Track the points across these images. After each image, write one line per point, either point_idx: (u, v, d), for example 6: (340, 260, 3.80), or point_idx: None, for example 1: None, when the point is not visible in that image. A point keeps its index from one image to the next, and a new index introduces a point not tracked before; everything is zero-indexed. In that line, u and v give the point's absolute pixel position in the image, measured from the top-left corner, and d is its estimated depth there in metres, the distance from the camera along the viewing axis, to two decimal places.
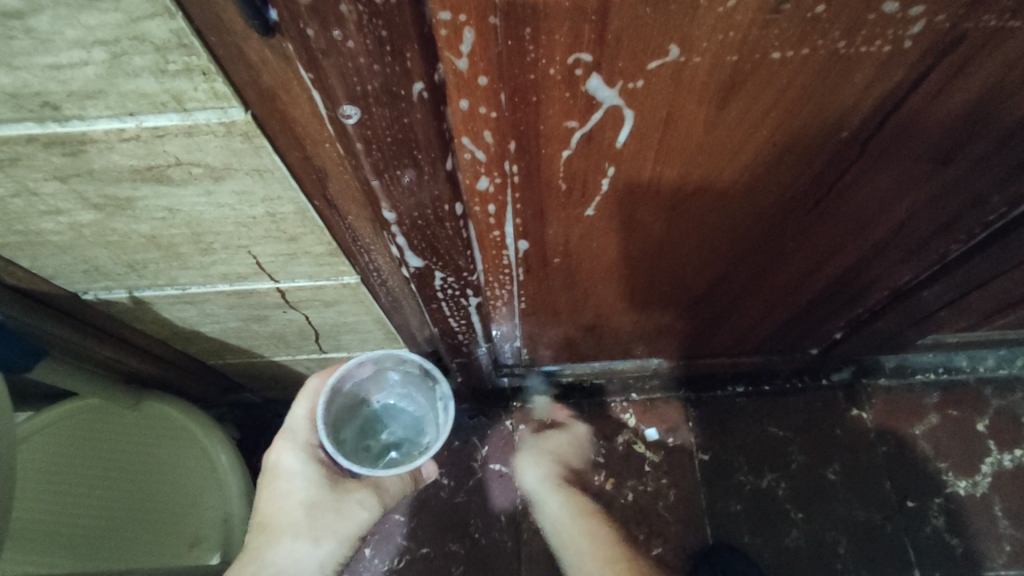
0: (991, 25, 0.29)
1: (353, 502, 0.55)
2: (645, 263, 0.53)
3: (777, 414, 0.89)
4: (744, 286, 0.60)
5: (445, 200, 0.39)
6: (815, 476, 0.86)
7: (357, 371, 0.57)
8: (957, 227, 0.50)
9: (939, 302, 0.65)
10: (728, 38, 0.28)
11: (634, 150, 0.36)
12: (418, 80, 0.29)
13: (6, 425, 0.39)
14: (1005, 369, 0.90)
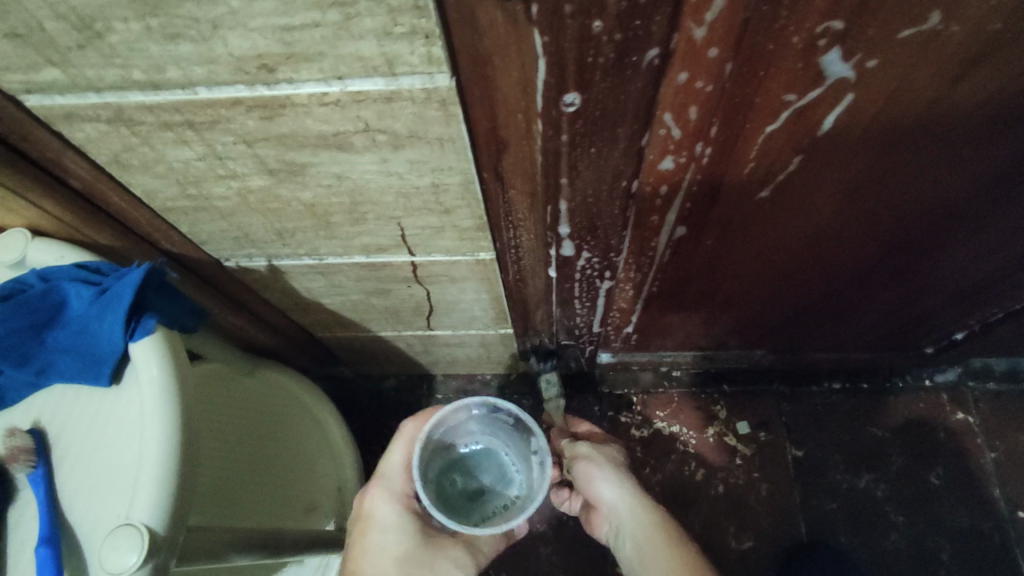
0: None
1: (449, 562, 0.49)
2: (790, 255, 0.51)
3: (878, 414, 0.86)
4: (879, 285, 0.57)
5: (627, 177, 0.39)
6: (917, 479, 0.83)
7: (453, 415, 0.52)
8: None
9: None
10: (1000, 4, 0.26)
11: (840, 129, 0.34)
12: (655, 47, 0.29)
13: (186, 375, 0.40)
14: None
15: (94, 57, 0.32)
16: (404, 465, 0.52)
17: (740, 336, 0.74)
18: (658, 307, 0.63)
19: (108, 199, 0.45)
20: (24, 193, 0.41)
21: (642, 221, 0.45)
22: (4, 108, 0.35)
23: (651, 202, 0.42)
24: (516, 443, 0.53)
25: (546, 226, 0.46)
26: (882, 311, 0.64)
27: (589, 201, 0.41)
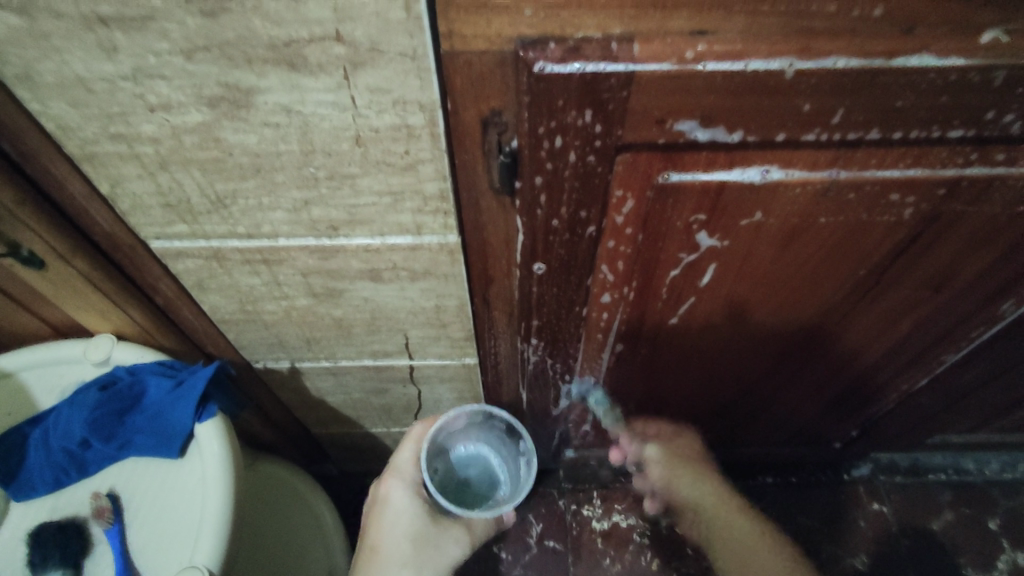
0: (957, 209, 0.44)
1: (451, 540, 0.59)
2: (703, 363, 0.66)
3: (806, 504, 0.99)
4: (775, 387, 0.72)
5: (579, 304, 0.54)
6: (846, 566, 0.93)
7: (453, 420, 0.64)
8: (949, 346, 0.62)
9: (938, 406, 0.77)
10: (793, 208, 0.44)
11: (718, 275, 0.51)
12: (592, 225, 0.45)
13: (235, 441, 0.52)
14: (1009, 473, 1.00)
15: (215, 219, 0.47)
16: (413, 459, 0.63)
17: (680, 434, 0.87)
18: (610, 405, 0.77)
19: (180, 313, 0.58)
20: (119, 306, 0.54)
21: (592, 336, 0.60)
22: (134, 247, 0.49)
23: (597, 323, 0.58)
24: (505, 445, 0.67)
25: (520, 338, 0.60)
26: (787, 409, 0.78)
27: (551, 320, 0.56)
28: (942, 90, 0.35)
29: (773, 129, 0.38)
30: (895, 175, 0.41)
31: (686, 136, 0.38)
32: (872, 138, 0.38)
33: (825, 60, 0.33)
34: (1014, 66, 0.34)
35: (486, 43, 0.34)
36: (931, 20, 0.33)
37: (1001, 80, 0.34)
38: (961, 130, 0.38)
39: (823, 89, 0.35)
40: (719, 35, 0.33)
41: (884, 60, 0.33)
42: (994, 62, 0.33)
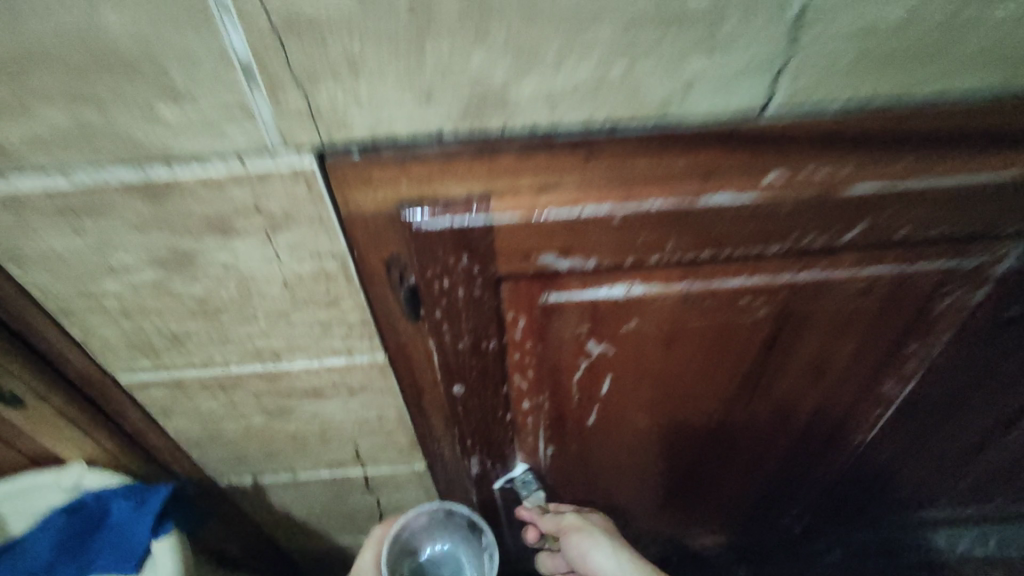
0: (807, 306, 0.50)
1: None
2: (634, 454, 0.70)
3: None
4: (713, 471, 0.75)
5: (502, 408, 0.60)
6: None
7: (415, 519, 0.66)
8: (856, 420, 0.66)
9: (880, 476, 0.79)
10: (662, 315, 0.50)
11: (618, 373, 0.57)
12: (493, 340, 0.52)
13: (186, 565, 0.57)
14: (980, 548, 0.99)
15: (173, 353, 0.54)
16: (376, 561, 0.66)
17: (638, 526, 0.89)
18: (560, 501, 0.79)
19: (148, 437, 0.64)
20: (92, 435, 0.60)
21: (523, 435, 0.65)
22: (106, 382, 0.57)
23: (525, 424, 0.63)
24: (469, 540, 0.69)
25: (457, 441, 0.65)
26: (733, 493, 0.80)
27: (481, 425, 0.62)
28: (750, 218, 0.42)
29: (621, 256, 0.45)
30: (740, 283, 0.48)
31: (550, 265, 0.45)
32: (706, 256, 0.45)
33: (645, 203, 0.41)
34: (796, 197, 0.41)
35: (375, 207, 0.42)
36: (725, 168, 0.41)
37: (792, 207, 0.42)
38: (780, 246, 0.45)
39: (650, 224, 0.42)
40: (557, 190, 0.41)
41: (691, 200, 0.41)
42: (779, 195, 0.41)
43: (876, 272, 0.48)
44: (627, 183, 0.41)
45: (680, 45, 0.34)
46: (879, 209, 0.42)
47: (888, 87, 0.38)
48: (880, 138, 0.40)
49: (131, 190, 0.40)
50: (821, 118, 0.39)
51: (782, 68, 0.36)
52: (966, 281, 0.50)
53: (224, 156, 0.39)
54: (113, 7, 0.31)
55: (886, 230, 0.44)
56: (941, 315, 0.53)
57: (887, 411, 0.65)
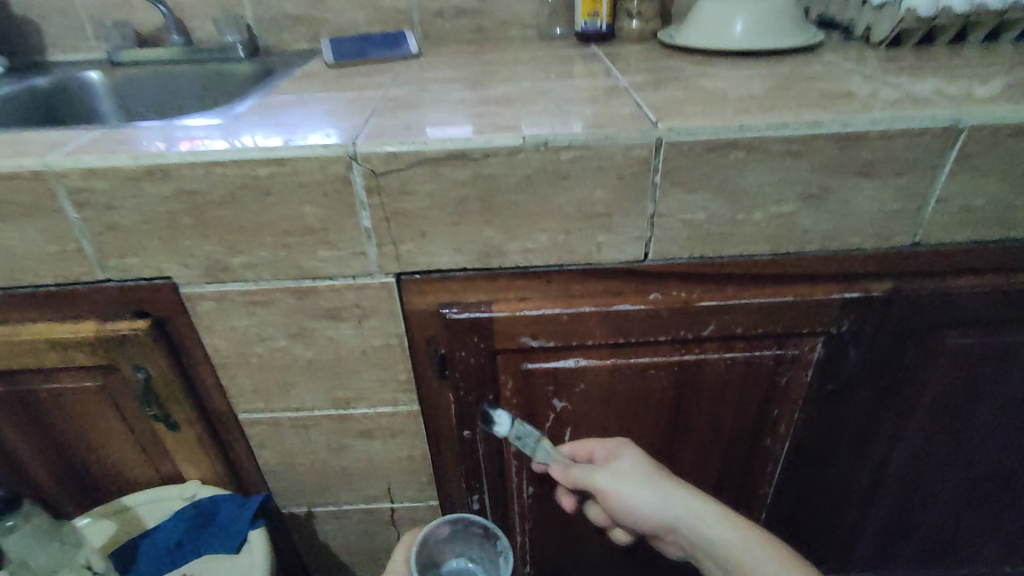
0: (695, 378, 0.77)
1: None
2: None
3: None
4: None
5: (495, 452, 0.85)
6: None
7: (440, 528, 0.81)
8: (758, 477, 0.89)
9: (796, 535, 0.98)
10: (600, 381, 0.77)
11: (575, 426, 0.82)
12: (490, 396, 0.79)
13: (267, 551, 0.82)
14: None
15: (279, 399, 0.81)
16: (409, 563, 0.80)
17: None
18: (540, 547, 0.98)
19: (243, 466, 0.88)
20: (209, 459, 0.85)
21: (510, 476, 0.88)
22: (230, 419, 0.83)
23: (512, 466, 0.87)
24: (487, 551, 0.82)
25: (463, 479, 0.89)
26: None
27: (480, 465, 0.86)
28: (644, 319, 0.71)
29: (570, 338, 0.73)
30: (647, 360, 0.75)
31: (527, 344, 0.73)
32: (622, 341, 0.74)
33: (579, 308, 0.71)
34: (669, 307, 0.71)
35: (426, 304, 0.72)
36: (628, 288, 0.71)
37: (667, 313, 0.71)
38: (667, 335, 0.73)
39: (584, 320, 0.71)
40: (532, 298, 0.72)
41: (607, 306, 0.71)
42: (658, 306, 0.71)
43: (733, 356, 0.75)
44: (570, 296, 0.71)
45: (592, 228, 0.67)
46: (722, 315, 0.71)
47: (711, 248, 0.68)
48: (714, 274, 0.70)
49: (290, 290, 0.71)
50: (679, 263, 0.69)
51: (649, 237, 0.67)
52: (796, 364, 0.77)
53: (347, 275, 0.70)
54: (314, 206, 0.65)
55: (731, 329, 0.73)
56: (789, 389, 0.79)
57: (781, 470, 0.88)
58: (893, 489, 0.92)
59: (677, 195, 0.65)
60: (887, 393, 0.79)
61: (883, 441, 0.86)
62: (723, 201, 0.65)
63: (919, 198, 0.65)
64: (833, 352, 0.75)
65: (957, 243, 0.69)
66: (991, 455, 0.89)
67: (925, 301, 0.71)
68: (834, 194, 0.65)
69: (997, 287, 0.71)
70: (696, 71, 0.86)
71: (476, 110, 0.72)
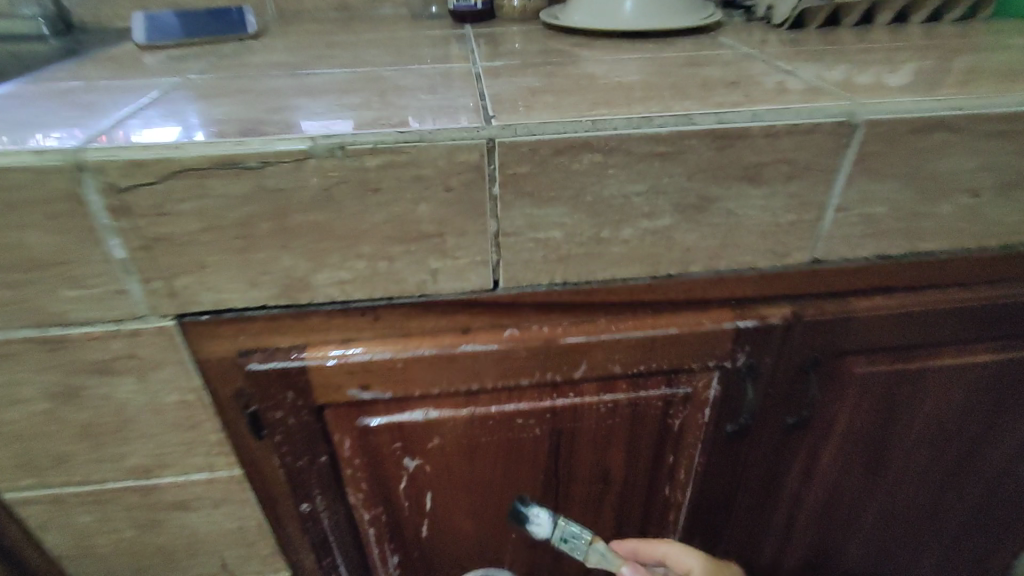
0: (569, 425, 0.64)
1: None
2: (472, 562, 0.78)
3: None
4: None
5: (343, 519, 0.69)
6: None
7: None
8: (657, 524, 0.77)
9: None
10: (456, 435, 0.64)
11: (435, 483, 0.68)
12: (323, 456, 0.63)
13: None
14: None
15: (53, 470, 0.63)
16: None
17: None
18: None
19: (24, 551, 0.70)
20: None
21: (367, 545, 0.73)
22: None
23: (368, 534, 0.72)
24: None
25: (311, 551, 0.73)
26: None
27: (324, 537, 0.70)
28: (499, 361, 0.58)
29: (410, 387, 0.59)
30: (510, 408, 0.62)
31: (356, 398, 0.59)
32: (473, 388, 0.60)
33: (417, 349, 0.57)
34: (527, 346, 0.58)
35: (222, 352, 0.56)
36: (478, 324, 0.58)
37: (525, 353, 0.58)
38: (530, 379, 0.60)
39: (424, 364, 0.58)
40: (359, 340, 0.57)
41: (451, 347, 0.57)
42: (513, 345, 0.58)
43: (614, 398, 0.63)
44: (406, 335, 0.57)
45: (420, 252, 0.53)
46: (592, 352, 0.59)
47: (574, 271, 0.55)
48: (580, 304, 0.57)
49: (35, 340, 0.54)
50: (538, 290, 0.56)
51: (496, 261, 0.54)
52: (688, 404, 0.64)
53: (109, 319, 0.54)
54: (39, 231, 0.48)
55: (605, 367, 0.60)
56: (682, 431, 0.67)
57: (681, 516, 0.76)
58: (809, 523, 0.82)
59: (523, 209, 0.51)
60: (793, 430, 0.68)
61: (793, 480, 0.75)
62: (582, 215, 0.52)
63: (814, 207, 0.54)
64: (729, 389, 0.63)
65: (862, 259, 0.58)
66: (910, 487, 0.79)
67: (826, 328, 0.60)
68: (717, 205, 0.53)
69: (906, 309, 0.61)
70: (572, 54, 0.72)
71: (274, 100, 0.56)
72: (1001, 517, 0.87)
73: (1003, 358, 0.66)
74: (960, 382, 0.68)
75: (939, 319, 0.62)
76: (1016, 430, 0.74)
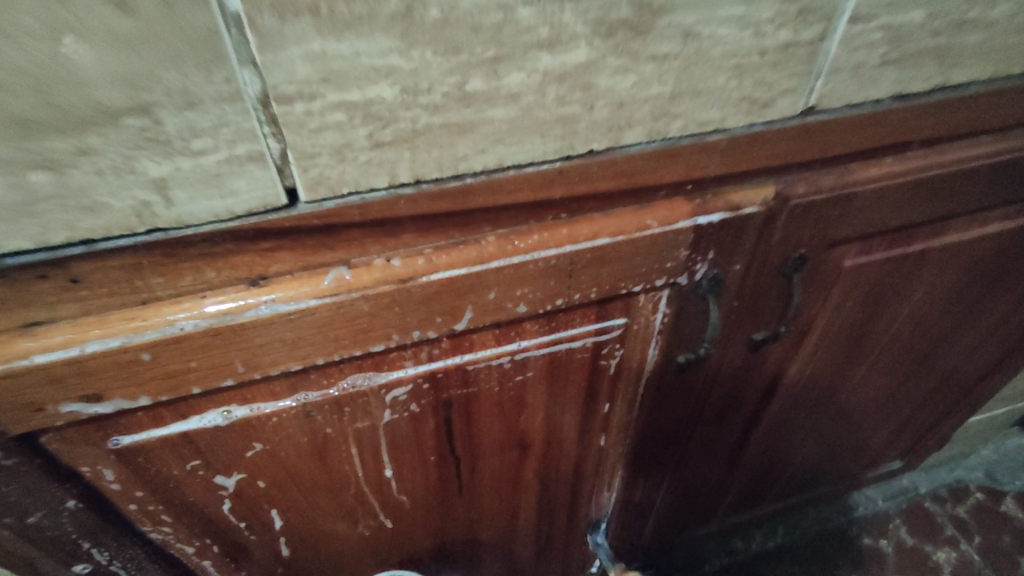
0: (461, 393, 0.43)
1: None
2: (363, 563, 0.59)
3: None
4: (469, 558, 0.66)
5: (145, 560, 0.46)
6: None
7: None
8: (592, 473, 0.60)
9: (653, 503, 0.74)
10: (287, 432, 0.41)
11: (271, 494, 0.46)
12: (70, 498, 0.39)
13: None
14: (773, 542, 0.99)
15: None
16: None
17: None
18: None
19: None
20: None
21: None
22: None
23: (201, 566, 0.50)
24: None
25: None
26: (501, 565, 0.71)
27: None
28: (327, 324, 0.34)
29: (181, 387, 0.34)
30: (365, 383, 0.40)
31: (85, 414, 0.34)
32: (295, 369, 0.36)
33: (174, 324, 0.31)
34: (373, 294, 0.34)
35: None
36: (277, 268, 0.33)
37: (373, 306, 0.34)
38: (389, 341, 0.37)
39: (194, 348, 0.33)
40: (52, 322, 0.30)
41: (236, 313, 0.32)
42: (346, 295, 0.33)
43: (523, 345, 0.42)
44: (148, 303, 0.31)
45: (117, 147, 0.26)
46: (482, 287, 0.36)
47: (433, 157, 0.31)
48: (453, 214, 0.34)
49: None
50: (373, 198, 0.32)
51: (281, 153, 0.29)
52: (628, 338, 0.45)
53: None
54: None
55: (506, 308, 0.38)
56: (621, 372, 0.48)
57: (622, 456, 0.60)
58: (767, 435, 0.70)
59: (309, 41, 0.25)
60: (762, 348, 0.52)
61: (753, 400, 0.60)
62: (430, 50, 0.27)
63: (822, 14, 0.33)
64: (684, 311, 0.44)
65: (871, 103, 0.38)
66: (877, 381, 0.68)
67: (819, 213, 0.41)
68: (666, 18, 0.30)
69: (922, 171, 0.42)
70: None
71: None
72: (956, 393, 0.79)
73: (1014, 225, 0.51)
74: (959, 260, 0.53)
75: (957, 184, 0.45)
76: (1001, 305, 0.63)
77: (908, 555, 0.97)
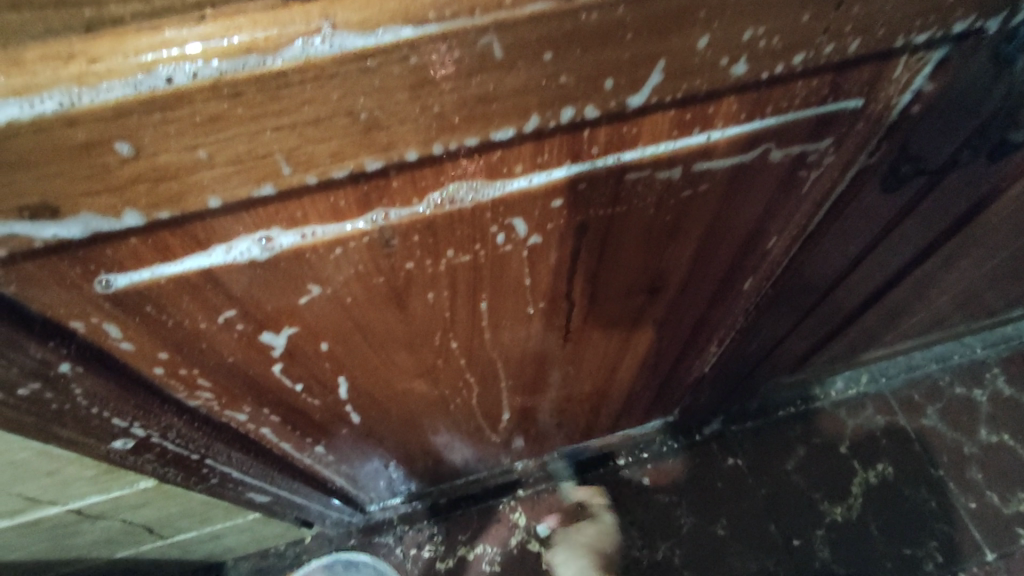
0: (602, 213, 0.30)
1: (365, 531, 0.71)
2: (439, 419, 0.51)
3: (660, 481, 0.87)
4: (552, 409, 0.58)
5: (188, 428, 0.37)
6: (705, 537, 0.83)
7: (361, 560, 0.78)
8: (716, 319, 0.49)
9: (759, 352, 0.64)
10: (360, 271, 0.28)
11: (338, 351, 0.35)
12: (63, 362, 0.27)
13: None
14: (854, 390, 0.91)
15: None
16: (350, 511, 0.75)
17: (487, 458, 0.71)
18: (369, 470, 0.61)
19: None
20: None
21: (266, 440, 0.44)
22: None
23: (259, 430, 0.42)
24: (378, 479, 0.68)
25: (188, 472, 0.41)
26: (582, 415, 0.64)
27: (178, 463, 0.39)
28: (429, 83, 0.19)
29: (193, 193, 0.20)
30: (473, 198, 0.26)
31: (40, 241, 0.20)
32: (373, 169, 0.22)
33: (154, 73, 0.16)
34: (511, 22, 0.18)
35: None
36: None
37: (508, 49, 0.19)
38: (521, 123, 0.22)
39: (199, 124, 0.18)
40: None
41: (265, 53, 0.17)
42: (465, 22, 0.18)
43: (710, 141, 0.27)
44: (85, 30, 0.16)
45: None
46: (691, 21, 0.20)
47: None
48: None
49: None
50: None
51: None
52: (846, 136, 0.31)
53: None
54: None
55: (716, 68, 0.22)
56: (811, 187, 0.34)
57: (755, 299, 0.48)
58: (920, 277, 0.57)
59: None
60: (1007, 155, 0.36)
61: (938, 229, 0.46)
62: None
63: None
64: (952, 90, 0.29)
65: None
66: None
67: None
68: None
69: None
70: None
71: None
72: None
73: None
74: None
75: None
76: None
77: (1004, 406, 0.90)
